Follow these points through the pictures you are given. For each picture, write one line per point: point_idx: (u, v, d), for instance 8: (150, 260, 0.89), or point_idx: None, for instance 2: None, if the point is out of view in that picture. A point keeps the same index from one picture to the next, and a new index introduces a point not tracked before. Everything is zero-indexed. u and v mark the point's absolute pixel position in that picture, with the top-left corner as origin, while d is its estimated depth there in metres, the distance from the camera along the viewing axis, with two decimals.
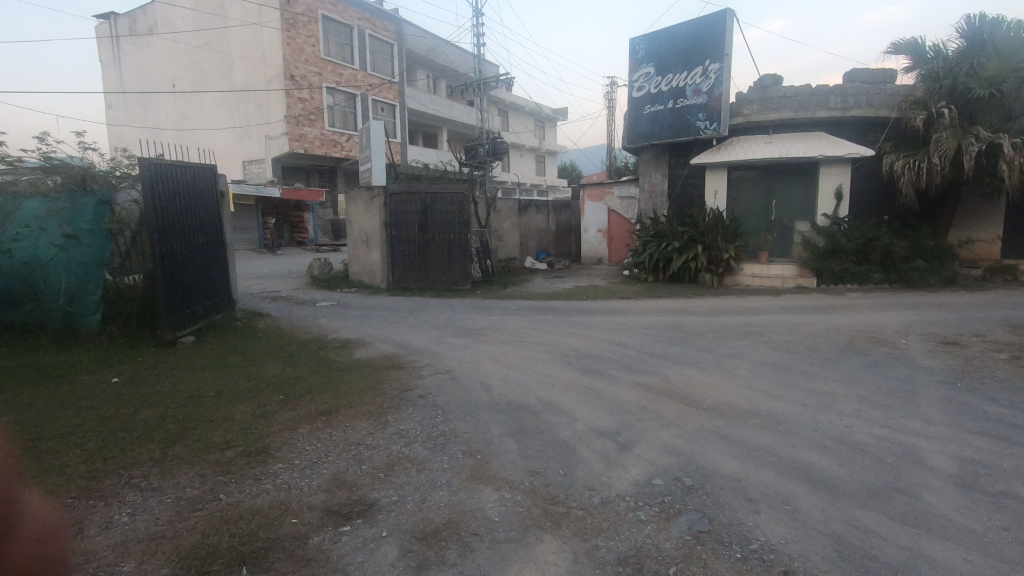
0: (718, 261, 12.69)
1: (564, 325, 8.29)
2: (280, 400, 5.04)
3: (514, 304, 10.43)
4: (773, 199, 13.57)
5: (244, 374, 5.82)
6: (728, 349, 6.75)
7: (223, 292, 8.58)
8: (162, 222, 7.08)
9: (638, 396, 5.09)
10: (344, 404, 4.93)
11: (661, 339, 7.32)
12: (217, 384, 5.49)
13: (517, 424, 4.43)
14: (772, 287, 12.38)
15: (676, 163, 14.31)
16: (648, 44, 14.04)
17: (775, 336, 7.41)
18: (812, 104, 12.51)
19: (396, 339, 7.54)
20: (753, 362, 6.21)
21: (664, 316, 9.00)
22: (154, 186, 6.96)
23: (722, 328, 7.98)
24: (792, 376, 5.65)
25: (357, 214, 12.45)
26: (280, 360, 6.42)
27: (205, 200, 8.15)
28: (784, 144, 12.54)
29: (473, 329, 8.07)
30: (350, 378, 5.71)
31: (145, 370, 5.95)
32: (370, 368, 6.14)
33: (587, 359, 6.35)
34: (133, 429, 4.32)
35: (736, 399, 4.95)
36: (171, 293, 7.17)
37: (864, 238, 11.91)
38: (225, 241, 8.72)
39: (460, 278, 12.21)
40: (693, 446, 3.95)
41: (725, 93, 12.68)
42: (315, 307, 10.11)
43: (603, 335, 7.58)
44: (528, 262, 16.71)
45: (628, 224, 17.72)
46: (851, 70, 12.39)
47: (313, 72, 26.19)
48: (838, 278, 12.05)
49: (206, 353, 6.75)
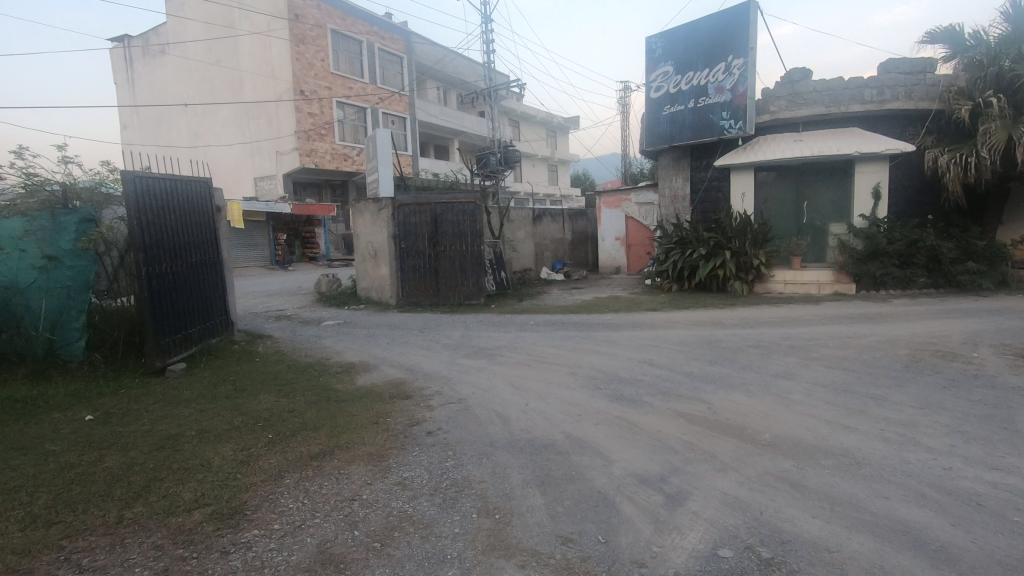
0: (748, 268, 11.89)
1: (586, 342, 7.55)
2: (269, 440, 4.41)
3: (531, 318, 9.74)
4: (804, 201, 12.75)
5: (233, 408, 5.22)
6: (776, 368, 5.95)
7: (220, 314, 8.01)
8: (151, 240, 6.54)
9: (681, 429, 4.35)
10: (340, 443, 4.29)
11: (697, 357, 6.56)
12: (202, 420, 4.89)
13: (542, 470, 3.72)
14: (806, 294, 11.55)
15: (698, 166, 13.53)
16: (665, 42, 13.36)
17: (825, 352, 6.60)
18: (845, 98, 11.70)
19: (403, 363, 6.86)
20: (806, 382, 5.45)
21: (695, 330, 8.22)
22: (139, 201, 6.42)
23: (764, 343, 7.17)
24: (858, 401, 4.86)
25: (363, 227, 11.88)
26: (274, 390, 5.78)
27: (198, 216, 7.61)
28: (815, 142, 11.78)
29: (488, 349, 7.38)
30: (350, 411, 5.08)
31: (125, 405, 5.38)
32: (372, 397, 5.49)
33: (616, 382, 5.64)
34: (93, 481, 3.71)
35: (800, 433, 4.18)
36: (160, 317, 6.60)
37: (906, 239, 11.06)
38: (222, 259, 8.18)
39: (473, 291, 11.48)
40: (761, 500, 3.20)
41: (750, 90, 11.93)
42: (320, 327, 9.52)
43: (632, 354, 6.83)
44: (543, 273, 15.96)
45: (647, 231, 16.97)
46: (886, 61, 11.57)
47: (323, 86, 25.95)
48: (879, 283, 11.19)
49: (196, 383, 6.15)
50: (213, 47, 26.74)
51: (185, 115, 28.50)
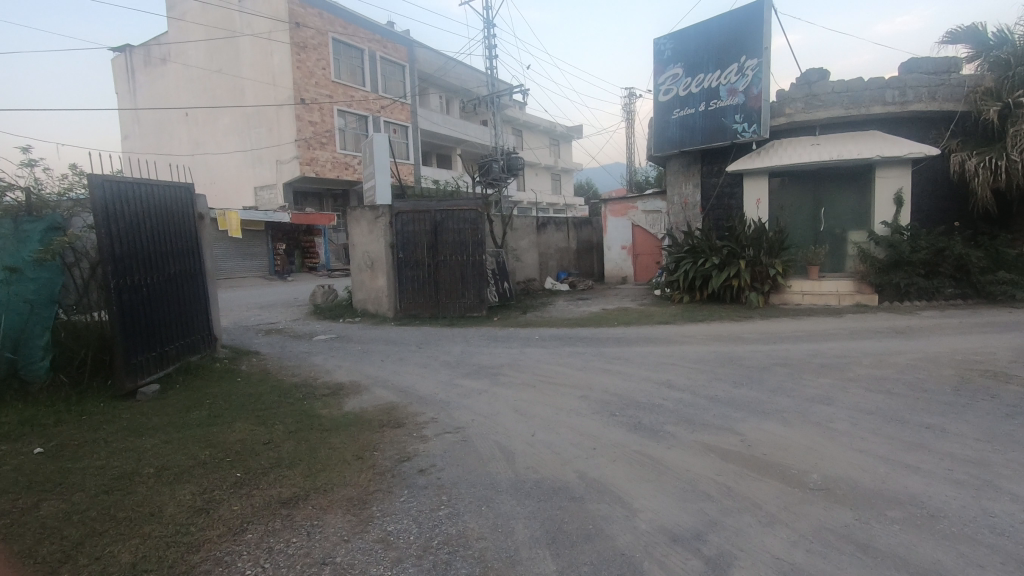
0: (763, 278, 11.28)
1: (597, 360, 6.94)
2: (236, 481, 3.82)
3: (536, 333, 9.14)
4: (822, 208, 12.20)
5: (202, 438, 4.64)
6: (811, 392, 5.33)
7: (202, 330, 7.45)
8: (123, 251, 6.00)
9: (714, 467, 3.76)
10: (317, 486, 3.70)
11: (720, 378, 5.95)
12: (164, 455, 4.30)
13: (552, 521, 3.13)
14: (826, 306, 10.93)
15: (709, 171, 12.97)
16: (675, 43, 12.87)
17: (862, 372, 5.97)
18: (866, 99, 11.08)
19: (397, 384, 6.28)
20: (849, 408, 4.84)
21: (713, 346, 7.63)
22: (109, 208, 5.88)
23: (792, 361, 6.55)
24: (912, 432, 4.25)
25: (359, 236, 11.32)
26: (251, 417, 5.20)
27: (179, 225, 7.08)
28: (833, 146, 11.23)
29: (490, 368, 6.78)
30: (333, 442, 4.50)
31: (83, 434, 4.81)
32: (361, 426, 4.90)
33: (633, 408, 5.04)
34: (19, 536, 3.13)
35: (854, 474, 3.58)
36: (133, 335, 6.04)
37: (932, 248, 10.45)
38: (204, 271, 7.63)
39: (474, 303, 10.91)
40: (825, 569, 2.61)
41: (764, 92, 11.37)
42: (312, 342, 8.95)
43: (647, 373, 6.23)
44: (548, 283, 15.41)
45: (654, 239, 16.41)
46: (907, 61, 11.00)
47: (324, 95, 25.59)
48: (902, 294, 10.59)
49: (168, 408, 5.58)
50: (215, 56, 26.50)
51: (186, 124, 28.24)
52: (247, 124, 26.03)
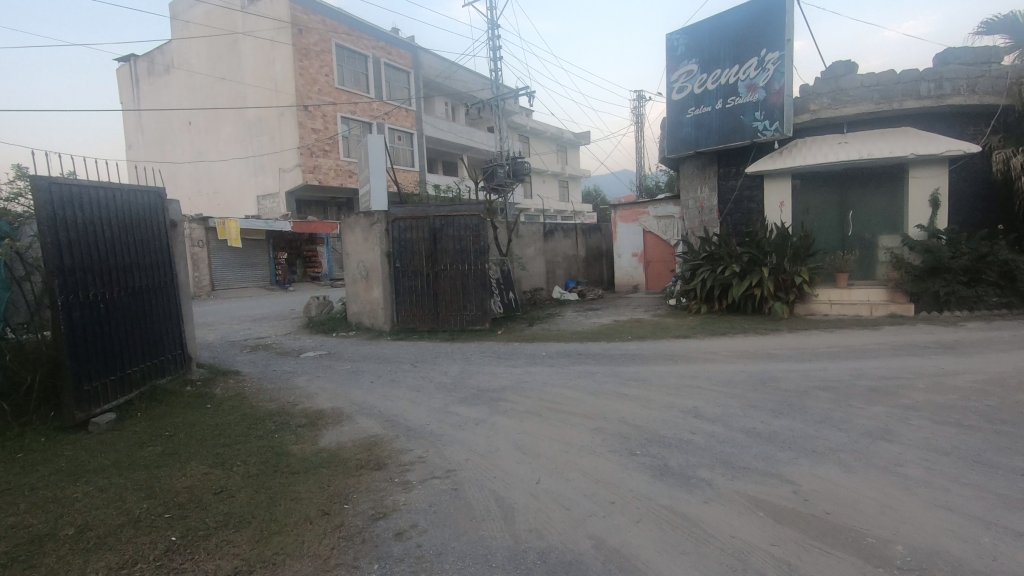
0: (788, 287, 10.47)
1: (611, 382, 6.14)
2: (168, 549, 3.08)
3: (542, 349, 8.38)
4: (849, 211, 11.39)
5: (145, 486, 3.90)
6: (866, 425, 4.50)
7: (173, 349, 6.73)
8: (75, 262, 5.32)
9: (767, 534, 2.97)
10: (264, 559, 2.96)
11: (756, 406, 5.13)
12: (91, 509, 3.56)
13: None
14: (857, 316, 10.08)
15: (726, 173, 12.17)
16: (688, 38, 12.13)
17: (920, 398, 5.13)
18: (898, 93, 10.26)
19: (383, 412, 5.51)
20: (919, 447, 4.01)
21: (740, 364, 6.82)
22: (58, 215, 5.21)
23: (835, 385, 5.70)
24: (1008, 481, 3.43)
25: (354, 244, 10.61)
26: (210, 455, 4.46)
27: (145, 233, 6.39)
28: (863, 145, 10.43)
29: (491, 392, 5.99)
30: (297, 492, 3.74)
31: (7, 479, 4.08)
32: (335, 468, 4.14)
33: (657, 446, 4.25)
34: None
35: (950, 546, 2.79)
36: (85, 359, 5.33)
37: (973, 253, 9.60)
38: (177, 283, 6.93)
39: (476, 316, 10.16)
40: None
41: (787, 87, 10.59)
42: (298, 359, 8.23)
43: (670, 399, 5.43)
44: (556, 293, 14.64)
45: (667, 246, 15.62)
46: (943, 51, 10.29)
47: (327, 101, 25.08)
48: (941, 303, 9.71)
49: (120, 442, 4.86)
50: (217, 63, 26.18)
51: (189, 132, 27.90)
52: (249, 131, 25.60)
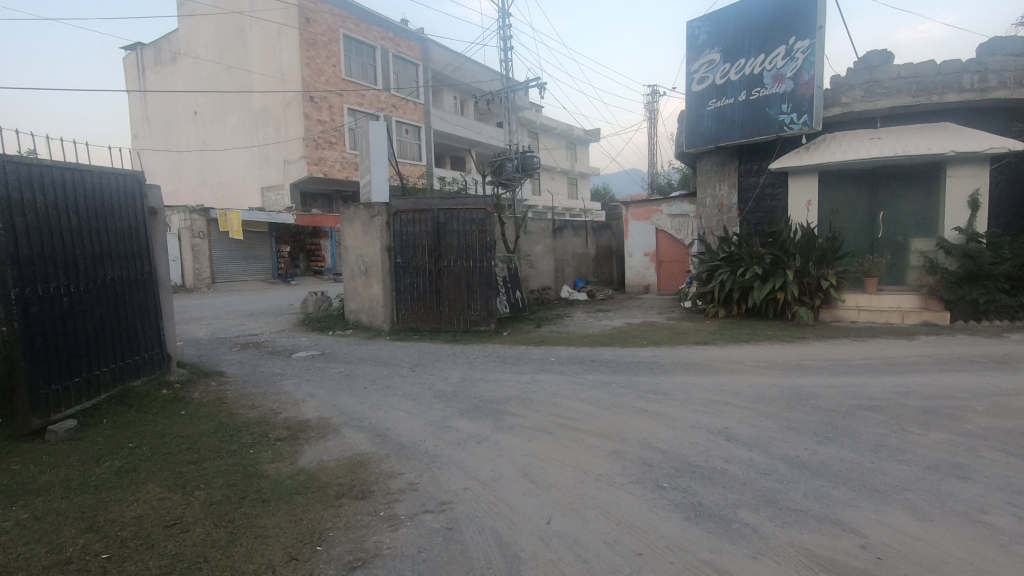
0: (813, 291, 9.80)
1: (628, 396, 5.51)
2: None
3: (552, 354, 7.77)
4: (879, 212, 10.70)
5: (86, 516, 3.31)
6: (930, 457, 3.87)
7: (150, 347, 6.17)
8: (33, 251, 4.77)
9: None
10: None
11: (796, 428, 4.50)
12: (17, 545, 3.00)
13: None
14: (887, 325, 9.39)
15: (748, 170, 11.51)
16: (711, 26, 11.46)
17: (985, 424, 4.49)
18: (938, 85, 9.54)
19: (374, 425, 4.92)
20: (1000, 488, 3.38)
21: (772, 377, 6.17)
22: (14, 197, 4.65)
23: (882, 405, 5.05)
24: None
25: (353, 238, 10.03)
26: (172, 475, 3.88)
27: (119, 219, 5.81)
28: (897, 140, 9.75)
29: (495, 404, 5.38)
30: (262, 527, 3.17)
31: None
32: (312, 496, 3.55)
33: (688, 478, 3.62)
34: None
35: None
36: (43, 359, 4.77)
37: (1016, 259, 8.85)
38: (156, 276, 6.36)
39: (479, 315, 9.57)
40: None
41: (817, 78, 9.88)
42: (290, 360, 7.66)
43: (698, 418, 4.80)
44: (564, 292, 14.02)
45: (680, 245, 14.98)
46: (988, 40, 9.49)
47: (334, 92, 24.51)
48: (979, 312, 9.00)
49: (74, 455, 4.28)
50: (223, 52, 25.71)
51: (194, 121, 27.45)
52: (254, 122, 25.13)
